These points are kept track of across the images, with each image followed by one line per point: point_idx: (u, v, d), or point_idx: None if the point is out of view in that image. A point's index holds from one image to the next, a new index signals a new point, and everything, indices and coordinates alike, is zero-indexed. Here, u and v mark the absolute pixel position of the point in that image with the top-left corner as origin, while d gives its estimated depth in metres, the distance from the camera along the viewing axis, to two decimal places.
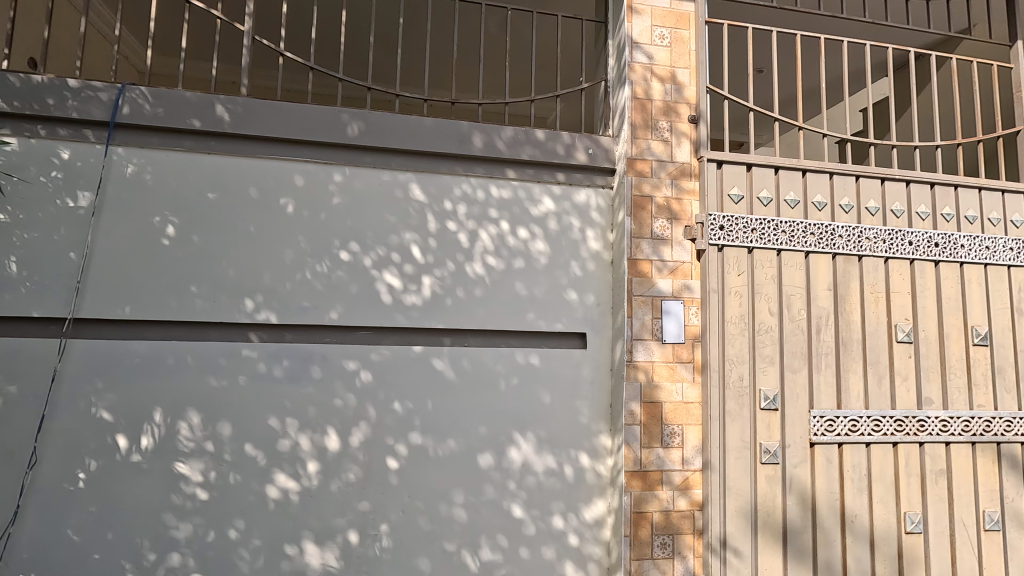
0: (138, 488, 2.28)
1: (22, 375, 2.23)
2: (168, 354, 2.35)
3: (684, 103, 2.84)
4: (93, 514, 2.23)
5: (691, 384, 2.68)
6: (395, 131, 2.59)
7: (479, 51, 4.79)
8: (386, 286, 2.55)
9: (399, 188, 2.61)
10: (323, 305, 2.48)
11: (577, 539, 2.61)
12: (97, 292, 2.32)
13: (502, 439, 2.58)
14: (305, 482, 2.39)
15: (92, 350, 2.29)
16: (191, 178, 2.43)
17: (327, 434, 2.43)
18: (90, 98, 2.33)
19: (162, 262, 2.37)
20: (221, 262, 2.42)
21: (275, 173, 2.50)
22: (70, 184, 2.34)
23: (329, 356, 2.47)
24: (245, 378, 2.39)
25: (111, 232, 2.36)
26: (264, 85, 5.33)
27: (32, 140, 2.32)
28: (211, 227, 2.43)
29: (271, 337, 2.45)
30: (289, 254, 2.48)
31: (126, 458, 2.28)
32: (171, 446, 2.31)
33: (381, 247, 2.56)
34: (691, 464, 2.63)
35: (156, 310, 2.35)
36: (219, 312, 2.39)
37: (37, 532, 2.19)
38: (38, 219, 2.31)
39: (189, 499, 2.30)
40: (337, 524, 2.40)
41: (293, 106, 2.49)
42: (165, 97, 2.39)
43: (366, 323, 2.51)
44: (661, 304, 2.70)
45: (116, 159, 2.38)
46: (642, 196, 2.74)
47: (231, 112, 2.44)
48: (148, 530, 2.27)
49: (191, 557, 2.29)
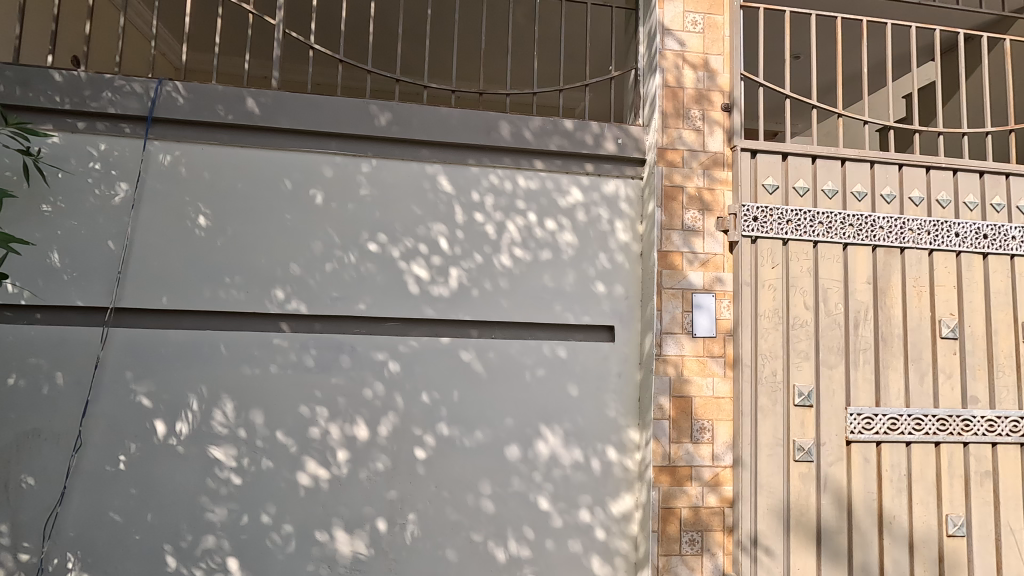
0: (175, 472, 2.34)
1: (66, 361, 2.32)
2: (203, 343, 2.40)
3: (717, 90, 2.76)
4: (134, 496, 2.31)
5: (722, 379, 2.62)
6: (423, 122, 2.58)
7: (507, 41, 4.76)
8: (414, 277, 2.56)
9: (427, 180, 2.61)
10: (351, 296, 2.51)
11: (604, 533, 2.59)
12: (136, 281, 2.38)
13: (529, 432, 2.57)
14: (335, 471, 2.43)
15: (132, 337, 2.37)
16: (225, 170, 2.48)
17: (356, 423, 2.46)
18: (127, 92, 2.39)
19: (198, 253, 2.43)
20: (253, 253, 2.46)
21: (306, 165, 2.53)
22: (109, 176, 2.41)
23: (357, 346, 2.49)
24: (277, 367, 2.43)
25: (149, 224, 2.42)
26: (296, 79, 5.44)
27: (71, 133, 2.40)
28: (244, 219, 2.47)
29: (301, 327, 2.48)
30: (319, 246, 2.51)
31: (164, 443, 2.35)
32: (207, 432, 2.37)
33: (409, 238, 2.57)
34: (722, 460, 2.58)
35: (191, 299, 2.41)
36: (251, 302, 2.44)
37: (82, 513, 2.28)
38: (80, 210, 2.39)
39: (224, 484, 2.36)
40: (366, 512, 2.43)
41: (322, 98, 2.51)
42: (198, 91, 2.44)
43: (393, 315, 2.53)
44: (692, 297, 2.64)
45: (153, 152, 2.45)
46: (673, 187, 2.68)
47: (263, 106, 2.47)
48: (184, 513, 2.34)
49: (225, 540, 2.35)
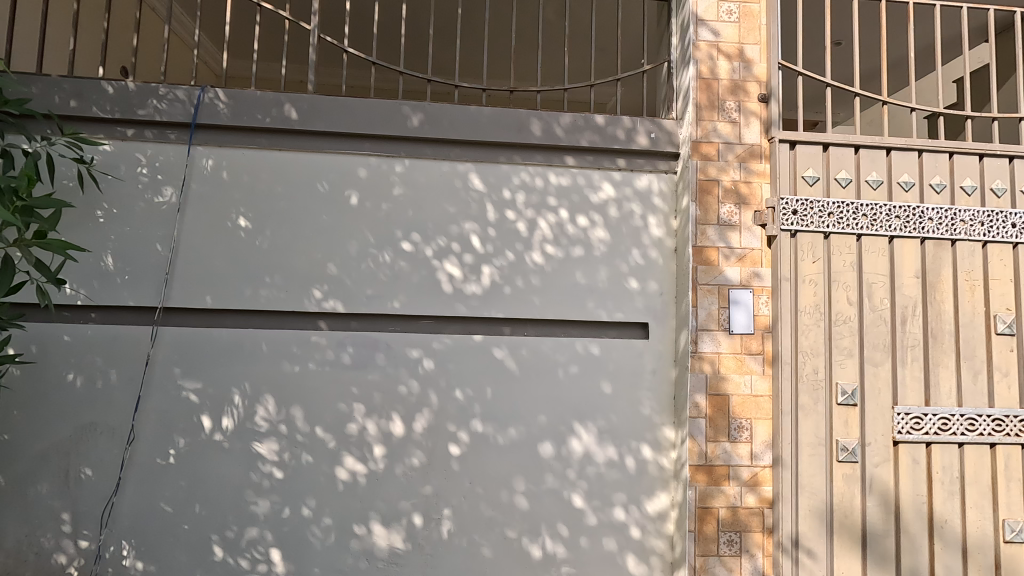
0: (220, 465, 2.44)
1: (120, 359, 2.44)
2: (245, 341, 2.49)
3: (753, 80, 2.69)
4: (183, 487, 2.41)
5: (761, 377, 2.55)
6: (454, 121, 2.60)
7: (537, 38, 4.75)
8: (446, 275, 2.59)
9: (458, 178, 2.63)
10: (386, 294, 2.55)
11: (640, 532, 2.56)
12: (183, 282, 2.48)
13: (562, 429, 2.56)
14: (371, 466, 2.48)
15: (179, 336, 2.47)
16: (264, 173, 2.55)
17: (392, 419, 2.50)
18: (172, 100, 2.48)
19: (239, 254, 2.52)
20: (291, 253, 2.53)
21: (341, 167, 2.58)
22: (157, 181, 2.51)
23: (392, 344, 2.53)
24: (315, 364, 2.50)
25: (193, 226, 2.52)
26: (330, 82, 5.56)
27: (121, 141, 2.51)
28: (283, 220, 2.54)
29: (338, 325, 2.54)
30: (354, 246, 2.56)
31: (210, 437, 2.44)
32: (250, 427, 2.46)
33: (442, 237, 2.60)
34: (760, 460, 2.52)
35: (234, 298, 2.49)
36: (291, 301, 2.51)
37: (136, 504, 2.39)
38: (130, 214, 2.50)
39: (266, 477, 2.44)
40: (402, 506, 2.48)
41: (356, 100, 2.56)
42: (239, 97, 2.52)
43: (427, 313, 2.56)
44: (729, 293, 2.58)
45: (197, 157, 2.54)
46: (707, 180, 2.63)
47: (299, 110, 2.53)
48: (230, 504, 2.43)
49: (268, 531, 2.43)
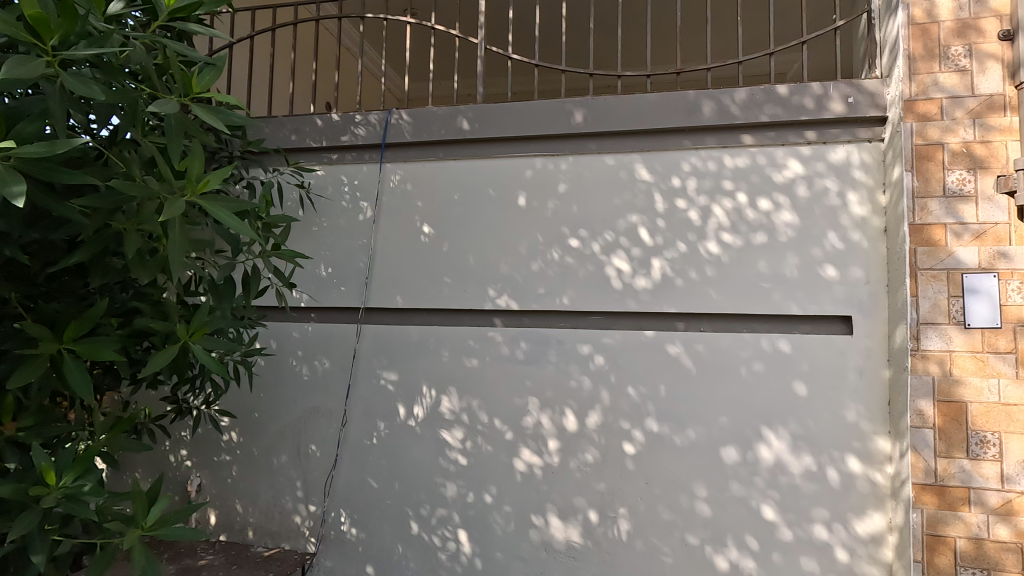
0: (414, 449, 2.70)
1: (334, 352, 2.84)
2: (431, 337, 2.72)
3: (990, 15, 2.18)
4: (385, 467, 2.73)
5: (1014, 382, 2.05)
6: (618, 113, 2.55)
7: (704, 13, 4.45)
8: (615, 270, 2.54)
9: (624, 170, 2.57)
10: (555, 291, 2.59)
11: (847, 555, 2.24)
12: (379, 285, 2.80)
13: (748, 433, 2.35)
14: (547, 459, 2.54)
15: (378, 332, 2.79)
16: (442, 182, 2.77)
17: (565, 414, 2.53)
18: (366, 125, 2.82)
19: (424, 258, 2.76)
20: (468, 254, 2.71)
21: (509, 170, 2.69)
22: (357, 198, 2.87)
23: (563, 340, 2.56)
24: (492, 359, 2.63)
25: (386, 235, 2.82)
26: (497, 91, 5.86)
27: (329, 165, 2.92)
28: (459, 225, 2.73)
29: (512, 322, 2.65)
30: (524, 245, 2.65)
31: (405, 423, 2.72)
32: (437, 416, 2.68)
33: (609, 232, 2.56)
34: (1016, 484, 2.03)
35: (420, 298, 2.74)
36: (469, 299, 2.68)
37: (349, 479, 2.76)
38: (337, 227, 2.89)
39: (453, 463, 2.64)
40: (578, 502, 2.49)
41: (521, 104, 2.64)
42: (419, 115, 2.77)
43: (596, 309, 2.55)
44: (963, 279, 2.13)
45: (387, 172, 2.84)
46: (927, 145, 2.19)
47: (470, 120, 2.69)
48: (423, 485, 2.68)
49: (456, 513, 2.62)
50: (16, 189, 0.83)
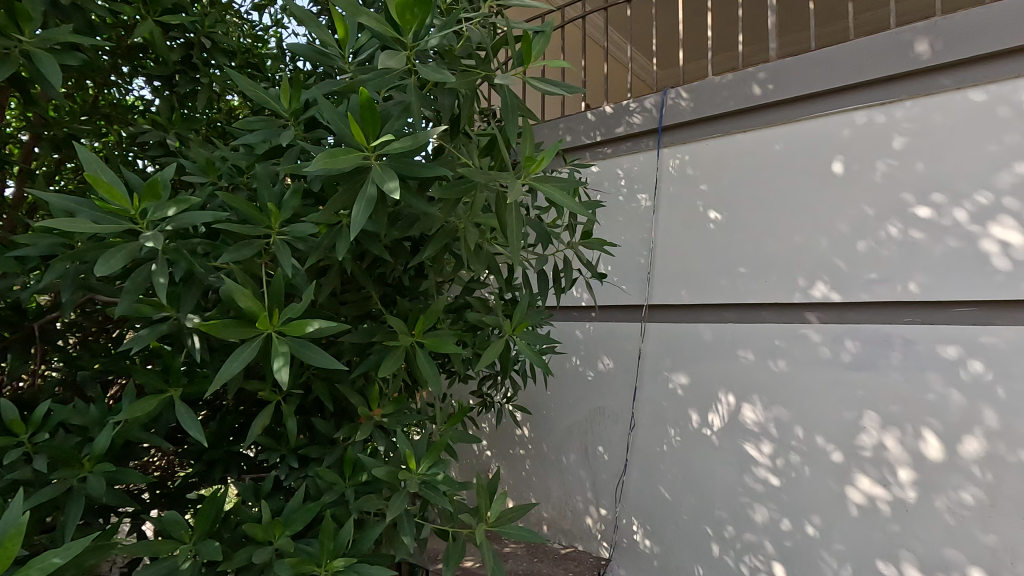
0: (712, 462, 2.40)
1: (617, 352, 2.74)
2: (726, 336, 2.40)
3: None
4: (679, 478, 2.49)
5: None
6: (990, 28, 1.86)
7: None
8: (996, 244, 1.85)
9: (1006, 105, 1.85)
10: (897, 277, 2.01)
11: None
12: (662, 279, 2.61)
13: None
14: (896, 493, 1.98)
15: (663, 330, 2.59)
16: (730, 160, 2.43)
17: (922, 437, 1.94)
18: (641, 111, 2.68)
19: (713, 248, 2.46)
20: (768, 239, 2.31)
21: (819, 133, 2.21)
22: (633, 189, 2.73)
23: (914, 339, 1.97)
24: (807, 362, 2.18)
25: (667, 225, 2.61)
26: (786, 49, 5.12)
27: (604, 160, 2.85)
28: (755, 206, 2.35)
29: (834, 316, 2.16)
30: (846, 222, 2.13)
31: (699, 432, 2.44)
32: (739, 426, 2.33)
33: (984, 192, 1.88)
34: None
35: (710, 292, 2.45)
36: (772, 291, 2.28)
37: (640, 486, 2.61)
38: (614, 223, 2.79)
39: (761, 483, 2.26)
40: (950, 555, 1.87)
41: (834, 49, 2.16)
42: (699, 90, 2.50)
43: (967, 298, 1.89)
44: None
45: (666, 158, 2.63)
46: None
47: (764, 83, 2.32)
48: (725, 503, 2.36)
49: (768, 541, 2.24)
50: (389, 183, 0.83)
